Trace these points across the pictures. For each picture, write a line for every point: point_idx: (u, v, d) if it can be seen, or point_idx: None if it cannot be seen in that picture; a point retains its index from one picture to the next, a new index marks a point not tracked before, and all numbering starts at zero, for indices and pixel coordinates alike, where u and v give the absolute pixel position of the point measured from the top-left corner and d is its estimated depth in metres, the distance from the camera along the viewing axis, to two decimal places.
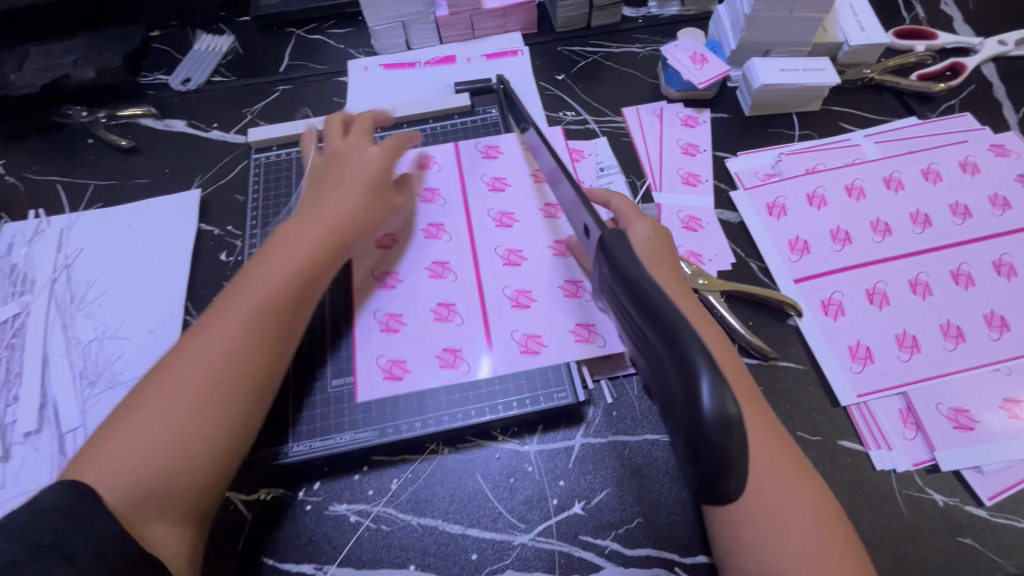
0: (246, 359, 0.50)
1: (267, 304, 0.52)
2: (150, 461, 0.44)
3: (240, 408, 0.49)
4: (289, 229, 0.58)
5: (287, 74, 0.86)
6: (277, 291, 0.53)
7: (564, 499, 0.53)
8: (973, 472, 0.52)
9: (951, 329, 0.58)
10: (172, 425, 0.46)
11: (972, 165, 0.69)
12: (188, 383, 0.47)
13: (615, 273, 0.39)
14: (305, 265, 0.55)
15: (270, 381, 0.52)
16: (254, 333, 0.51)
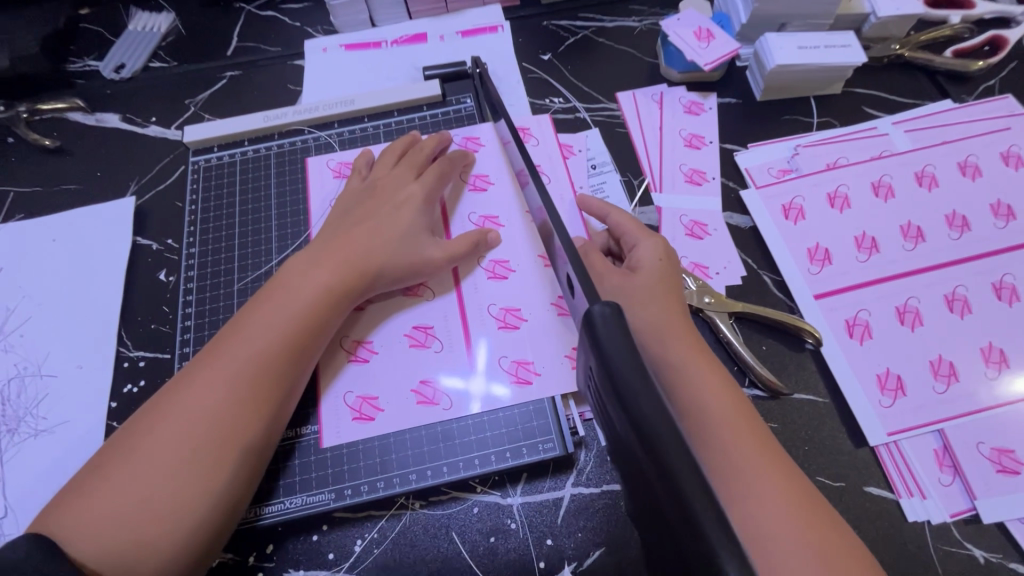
0: (242, 414, 0.43)
1: (263, 348, 0.45)
2: (125, 527, 0.38)
3: (234, 471, 0.42)
4: (310, 252, 0.50)
5: (236, 57, 0.75)
6: (286, 330, 0.46)
7: (552, 562, 0.46)
8: (1017, 523, 0.46)
9: (993, 353, 0.51)
10: (152, 486, 0.39)
11: (1015, 158, 0.60)
12: (178, 440, 0.41)
13: (605, 371, 0.28)
14: (323, 297, 0.47)
15: (272, 436, 0.45)
16: (252, 383, 0.44)
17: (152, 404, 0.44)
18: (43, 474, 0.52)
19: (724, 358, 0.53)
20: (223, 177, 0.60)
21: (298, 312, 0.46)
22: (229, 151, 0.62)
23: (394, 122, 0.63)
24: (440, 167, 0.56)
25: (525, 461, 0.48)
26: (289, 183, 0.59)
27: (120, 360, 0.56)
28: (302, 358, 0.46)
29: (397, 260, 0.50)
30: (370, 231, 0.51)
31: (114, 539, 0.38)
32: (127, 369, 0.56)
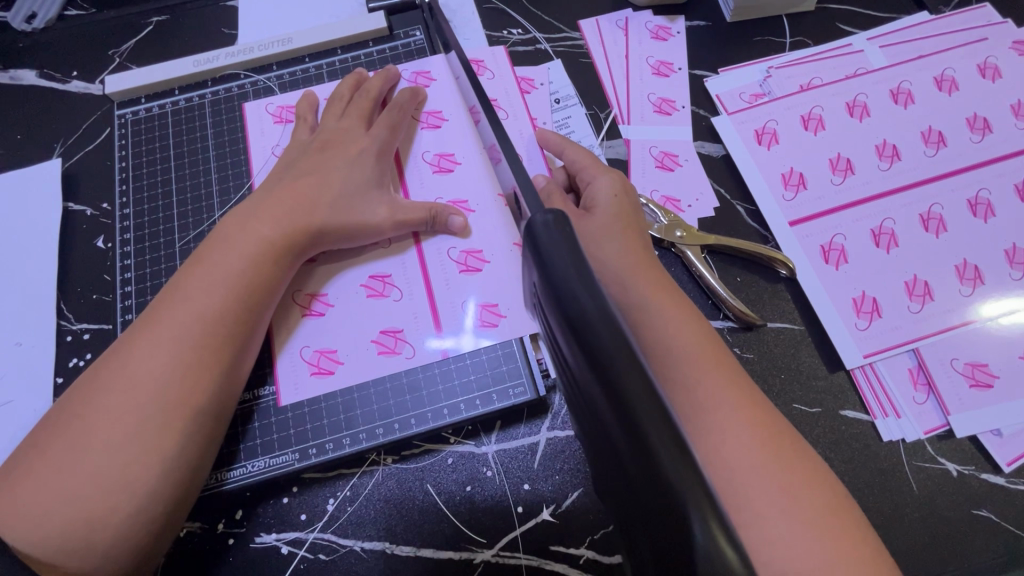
0: (185, 380, 0.39)
1: (203, 310, 0.41)
2: (70, 507, 0.36)
3: (184, 440, 0.39)
4: (249, 205, 0.46)
5: (161, 1, 0.68)
6: (223, 289, 0.42)
7: (531, 506, 0.46)
8: (990, 436, 0.46)
9: (968, 270, 0.50)
10: (92, 464, 0.36)
11: (992, 69, 0.58)
12: (116, 413, 0.38)
13: (547, 285, 0.26)
14: (260, 252, 0.43)
15: (224, 402, 0.42)
16: (193, 347, 0.40)
17: (84, 379, 0.40)
18: None
19: (697, 293, 0.52)
20: (153, 130, 0.55)
21: (239, 270, 0.43)
22: (159, 101, 0.56)
23: (338, 61, 0.58)
24: (391, 118, 0.51)
25: (496, 408, 0.46)
26: (226, 132, 0.54)
27: (63, 334, 0.53)
28: (249, 318, 0.43)
29: (346, 209, 0.47)
30: (314, 181, 0.47)
31: (61, 522, 0.35)
32: (71, 343, 0.52)
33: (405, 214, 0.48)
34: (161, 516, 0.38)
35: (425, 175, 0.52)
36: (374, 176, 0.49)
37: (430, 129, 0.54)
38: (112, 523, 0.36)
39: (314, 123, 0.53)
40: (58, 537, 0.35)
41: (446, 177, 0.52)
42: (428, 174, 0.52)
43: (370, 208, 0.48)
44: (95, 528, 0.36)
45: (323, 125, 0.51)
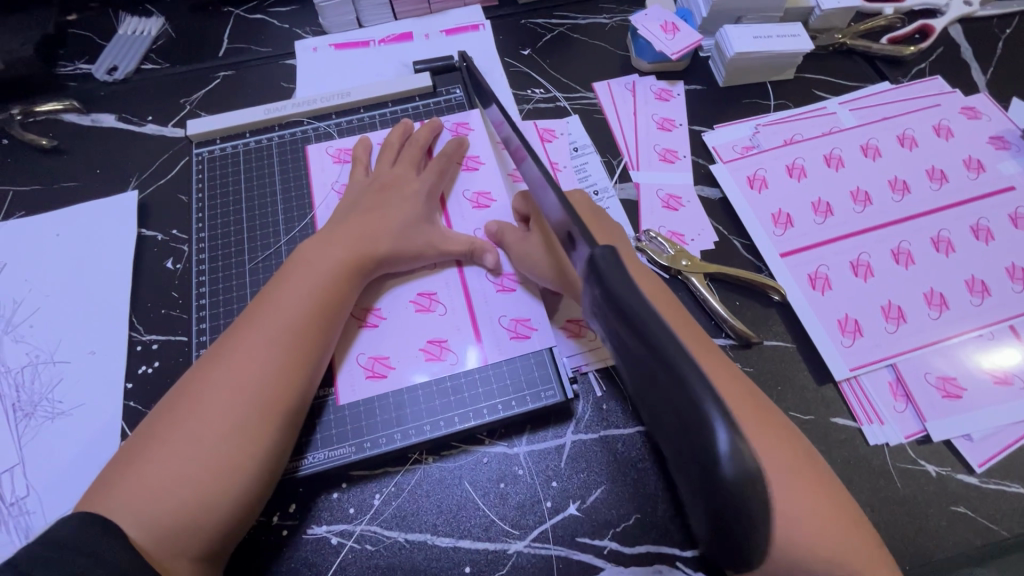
0: (279, 381, 0.46)
1: (292, 320, 0.48)
2: (179, 490, 0.41)
3: (274, 433, 0.45)
4: (323, 234, 0.54)
5: (228, 58, 0.78)
6: (308, 303, 0.49)
7: (559, 501, 0.51)
8: (962, 440, 0.52)
9: (935, 297, 0.58)
10: (201, 453, 0.43)
11: (946, 129, 0.68)
12: (217, 407, 0.44)
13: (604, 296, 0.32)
14: (337, 273, 0.51)
15: (305, 400, 0.48)
16: (285, 352, 0.47)
17: (188, 378, 0.46)
18: (63, 456, 0.53)
19: (701, 313, 0.59)
20: (227, 167, 0.63)
21: (321, 286, 0.50)
22: (232, 142, 0.65)
23: (388, 112, 0.67)
24: (439, 164, 0.60)
25: (528, 409, 0.52)
26: (291, 170, 0.63)
27: (134, 344, 0.58)
28: (328, 329, 0.50)
29: (402, 239, 0.55)
30: (376, 213, 0.55)
31: (166, 504, 0.41)
32: (141, 352, 0.58)
33: (448, 245, 0.56)
34: (251, 500, 0.44)
35: (466, 210, 0.60)
36: (422, 210, 0.57)
37: (469, 170, 0.62)
38: (211, 501, 0.42)
39: (368, 165, 0.61)
40: (160, 518, 0.40)
41: (484, 211, 0.60)
42: (468, 209, 0.60)
43: (419, 238, 0.55)
44: (202, 509, 0.42)
45: (380, 169, 0.60)
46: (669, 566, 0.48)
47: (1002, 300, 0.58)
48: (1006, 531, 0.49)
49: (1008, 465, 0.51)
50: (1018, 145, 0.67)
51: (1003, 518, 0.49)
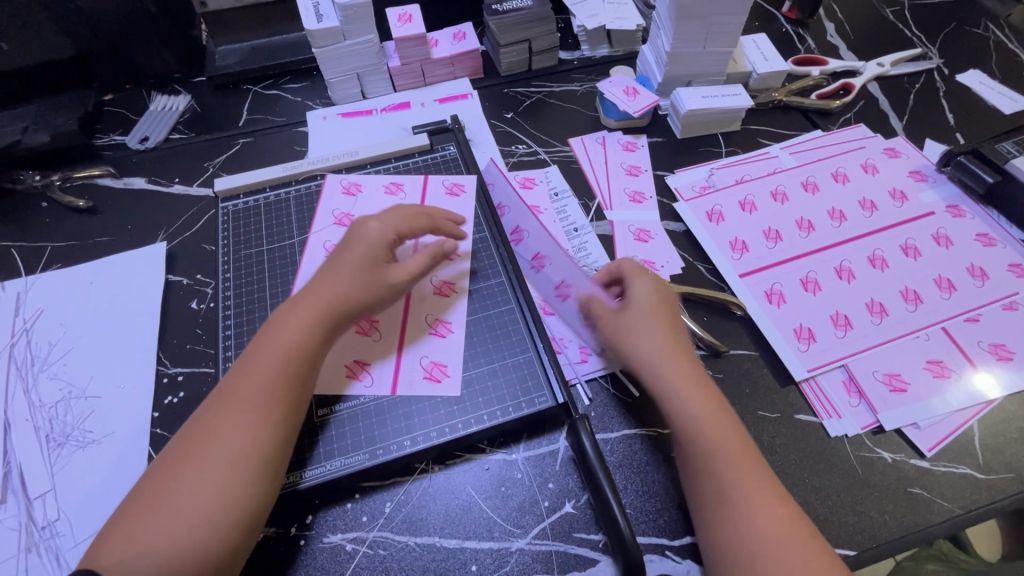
0: (261, 433, 0.49)
1: (263, 380, 0.51)
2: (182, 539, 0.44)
3: (258, 479, 0.47)
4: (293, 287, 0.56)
5: (246, 127, 0.89)
6: (287, 352, 0.52)
7: (555, 500, 0.55)
8: (911, 429, 0.58)
9: (875, 305, 0.66)
10: (202, 502, 0.45)
11: (872, 167, 0.79)
12: (215, 459, 0.47)
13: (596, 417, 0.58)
14: (308, 321, 0.54)
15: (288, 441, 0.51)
16: (270, 398, 0.50)
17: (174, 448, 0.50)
18: (92, 483, 0.57)
19: None
20: (250, 217, 0.72)
21: (291, 344, 0.53)
22: (254, 197, 0.74)
23: (391, 167, 0.77)
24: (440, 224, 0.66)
25: (525, 414, 0.58)
26: (308, 218, 0.71)
27: (160, 377, 0.64)
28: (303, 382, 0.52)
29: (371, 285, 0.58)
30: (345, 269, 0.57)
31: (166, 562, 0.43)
32: (166, 384, 0.63)
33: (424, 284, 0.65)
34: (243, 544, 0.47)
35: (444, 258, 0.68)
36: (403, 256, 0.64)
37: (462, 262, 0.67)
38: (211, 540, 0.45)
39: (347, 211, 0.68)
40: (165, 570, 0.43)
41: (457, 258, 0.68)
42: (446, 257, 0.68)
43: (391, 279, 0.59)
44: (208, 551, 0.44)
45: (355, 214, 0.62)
46: (661, 554, 0.52)
47: (933, 306, 0.66)
48: (957, 507, 0.54)
49: (954, 449, 0.58)
50: (934, 177, 0.78)
51: (954, 496, 0.55)
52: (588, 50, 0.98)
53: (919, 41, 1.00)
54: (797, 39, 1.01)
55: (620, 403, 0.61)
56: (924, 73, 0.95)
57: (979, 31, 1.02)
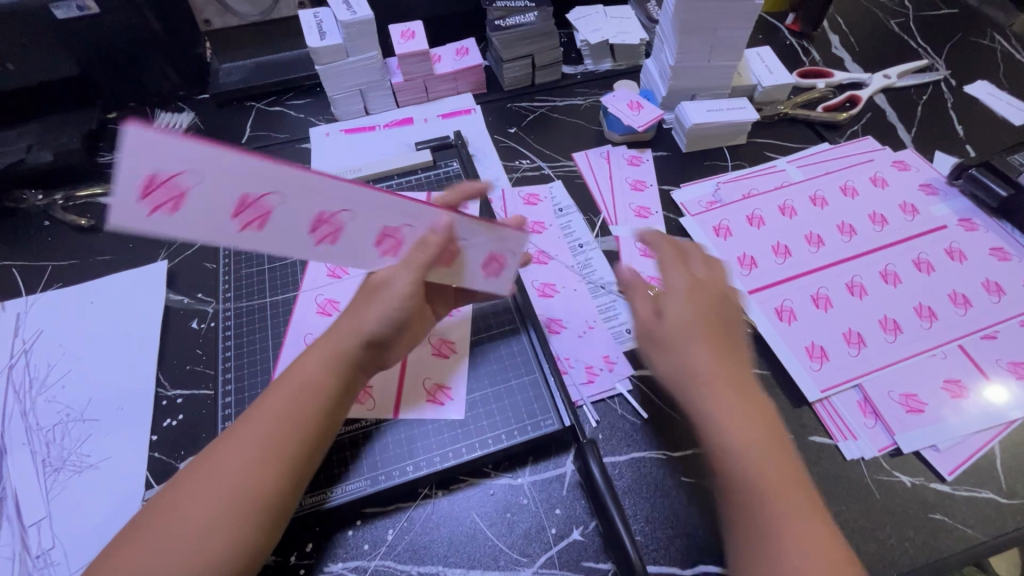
0: (286, 494, 0.46)
1: (284, 438, 0.46)
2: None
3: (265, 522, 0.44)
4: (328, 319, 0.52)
5: (248, 144, 0.89)
6: (314, 393, 0.49)
7: (563, 527, 0.53)
8: (930, 451, 0.56)
9: (889, 322, 0.65)
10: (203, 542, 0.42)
11: (881, 180, 0.78)
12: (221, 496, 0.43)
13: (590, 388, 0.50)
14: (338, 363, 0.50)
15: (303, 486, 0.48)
16: (291, 443, 0.47)
17: (161, 500, 0.44)
18: (88, 509, 0.56)
19: None
20: None
21: (314, 398, 0.48)
22: None
23: (393, 183, 0.77)
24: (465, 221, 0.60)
25: (530, 437, 0.57)
26: None
27: (159, 399, 0.63)
28: (326, 435, 0.49)
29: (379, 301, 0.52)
30: (366, 299, 0.51)
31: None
32: (166, 406, 0.62)
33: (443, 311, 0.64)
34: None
35: None
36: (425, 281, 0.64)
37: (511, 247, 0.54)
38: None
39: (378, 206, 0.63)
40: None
41: None
42: None
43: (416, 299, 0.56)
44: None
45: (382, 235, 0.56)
46: None
47: (949, 323, 0.64)
48: (981, 534, 0.52)
49: (976, 472, 0.56)
50: (945, 191, 0.77)
51: (978, 522, 0.53)
52: (591, 64, 0.97)
53: (925, 53, 0.99)
54: (801, 51, 1.00)
55: (628, 425, 0.59)
56: (932, 85, 0.94)
57: (986, 42, 1.01)
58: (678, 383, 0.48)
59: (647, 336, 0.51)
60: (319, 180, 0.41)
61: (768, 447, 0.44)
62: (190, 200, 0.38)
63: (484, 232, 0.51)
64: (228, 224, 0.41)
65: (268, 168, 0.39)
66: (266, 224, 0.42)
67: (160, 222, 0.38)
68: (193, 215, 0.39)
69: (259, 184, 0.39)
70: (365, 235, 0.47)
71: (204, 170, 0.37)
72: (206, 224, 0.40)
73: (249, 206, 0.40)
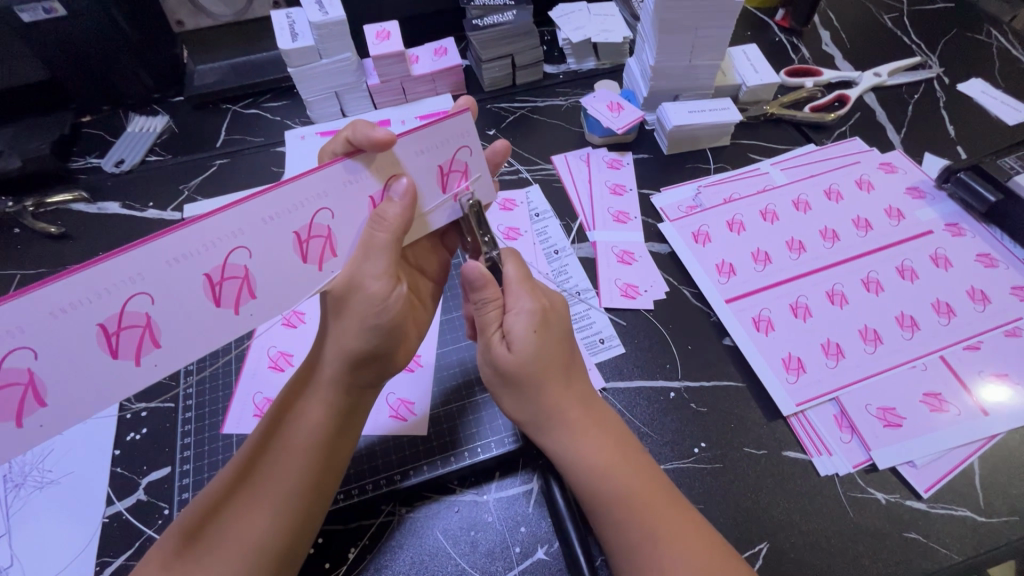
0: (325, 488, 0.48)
1: (286, 472, 0.47)
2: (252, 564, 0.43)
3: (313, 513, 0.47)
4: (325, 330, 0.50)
5: (223, 148, 0.88)
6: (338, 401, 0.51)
7: (527, 546, 0.52)
8: (907, 467, 0.55)
9: (869, 332, 0.63)
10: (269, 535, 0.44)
11: (867, 183, 0.76)
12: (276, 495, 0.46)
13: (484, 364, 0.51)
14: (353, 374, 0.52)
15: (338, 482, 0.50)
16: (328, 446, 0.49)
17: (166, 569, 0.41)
18: (48, 526, 0.55)
19: (660, 360, 0.63)
20: None
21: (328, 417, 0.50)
22: None
23: None
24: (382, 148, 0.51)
25: (495, 454, 0.56)
26: None
27: (124, 412, 0.62)
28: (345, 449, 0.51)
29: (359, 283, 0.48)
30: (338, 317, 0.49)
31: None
32: (130, 420, 0.61)
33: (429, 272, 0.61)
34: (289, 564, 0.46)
35: None
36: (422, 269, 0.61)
37: (446, 147, 0.48)
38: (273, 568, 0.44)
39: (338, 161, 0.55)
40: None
41: None
42: None
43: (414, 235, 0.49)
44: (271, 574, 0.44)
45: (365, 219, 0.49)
46: None
47: (931, 333, 0.63)
48: (957, 554, 0.51)
49: (953, 489, 0.54)
50: (933, 194, 0.75)
51: (953, 542, 0.52)
52: (574, 63, 0.95)
53: (919, 49, 0.96)
54: (791, 48, 0.98)
55: None
56: (924, 83, 0.91)
57: (982, 37, 0.98)
58: (543, 420, 0.48)
59: (495, 367, 0.49)
60: (153, 253, 0.38)
61: (627, 467, 0.46)
62: (44, 383, 0.37)
63: (404, 158, 0.47)
64: (119, 366, 0.39)
65: (92, 284, 0.37)
66: (156, 334, 0.40)
67: (44, 421, 0.38)
68: (56, 396, 0.38)
69: (106, 308, 0.38)
70: (282, 250, 0.43)
71: (21, 334, 0.36)
72: (77, 384, 0.38)
73: (119, 333, 0.38)
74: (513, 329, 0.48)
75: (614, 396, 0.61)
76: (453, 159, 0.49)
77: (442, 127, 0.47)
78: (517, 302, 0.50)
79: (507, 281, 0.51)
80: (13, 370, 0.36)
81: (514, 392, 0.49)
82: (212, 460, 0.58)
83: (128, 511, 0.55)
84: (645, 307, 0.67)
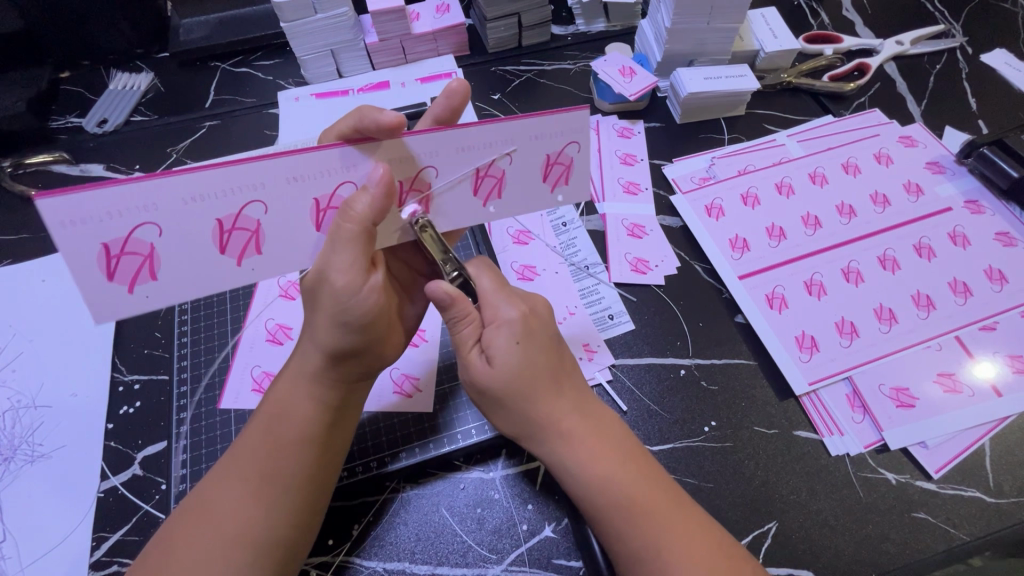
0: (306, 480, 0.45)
1: (272, 471, 0.45)
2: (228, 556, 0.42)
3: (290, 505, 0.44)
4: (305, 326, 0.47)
5: (213, 109, 0.83)
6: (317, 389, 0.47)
7: (535, 523, 0.51)
8: (919, 448, 0.54)
9: (884, 311, 0.61)
10: (245, 527, 0.43)
11: (885, 157, 0.74)
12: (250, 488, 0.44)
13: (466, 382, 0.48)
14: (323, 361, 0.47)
15: (326, 472, 0.47)
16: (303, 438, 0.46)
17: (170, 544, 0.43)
18: (42, 501, 0.53)
19: (670, 336, 0.62)
20: None
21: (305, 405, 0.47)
22: None
23: None
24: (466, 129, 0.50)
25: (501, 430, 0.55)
26: None
27: (116, 385, 0.59)
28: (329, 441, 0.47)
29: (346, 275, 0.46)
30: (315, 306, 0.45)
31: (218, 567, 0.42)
32: (122, 393, 0.59)
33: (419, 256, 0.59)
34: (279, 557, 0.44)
35: None
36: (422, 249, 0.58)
37: (560, 138, 0.45)
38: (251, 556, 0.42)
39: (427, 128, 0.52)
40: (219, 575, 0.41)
41: None
42: None
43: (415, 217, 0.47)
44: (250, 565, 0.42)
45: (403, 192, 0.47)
46: None
47: (946, 313, 0.61)
48: (965, 534, 0.51)
49: (962, 470, 0.54)
50: (953, 169, 0.72)
51: (961, 522, 0.51)
52: (583, 24, 0.90)
53: (942, 17, 0.92)
54: (810, 13, 0.93)
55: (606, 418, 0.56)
56: (946, 53, 0.87)
57: (1007, 6, 0.94)
58: (534, 431, 0.46)
59: (475, 383, 0.47)
60: (271, 167, 0.41)
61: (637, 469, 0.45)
62: (163, 259, 0.41)
63: (519, 137, 0.45)
64: (224, 261, 0.43)
65: (222, 180, 0.40)
66: (260, 243, 0.43)
67: (151, 293, 0.42)
68: (167, 274, 0.42)
69: (227, 206, 0.41)
70: None
71: (157, 211, 0.39)
72: (184, 274, 0.42)
73: (232, 232, 0.42)
74: (493, 346, 0.45)
75: (623, 373, 0.59)
76: (562, 152, 0.46)
77: (561, 118, 0.45)
78: (498, 313, 0.46)
79: (483, 290, 0.48)
80: (138, 242, 0.40)
81: (500, 407, 0.47)
82: (208, 436, 0.56)
83: (124, 486, 0.54)
84: (656, 282, 0.65)
